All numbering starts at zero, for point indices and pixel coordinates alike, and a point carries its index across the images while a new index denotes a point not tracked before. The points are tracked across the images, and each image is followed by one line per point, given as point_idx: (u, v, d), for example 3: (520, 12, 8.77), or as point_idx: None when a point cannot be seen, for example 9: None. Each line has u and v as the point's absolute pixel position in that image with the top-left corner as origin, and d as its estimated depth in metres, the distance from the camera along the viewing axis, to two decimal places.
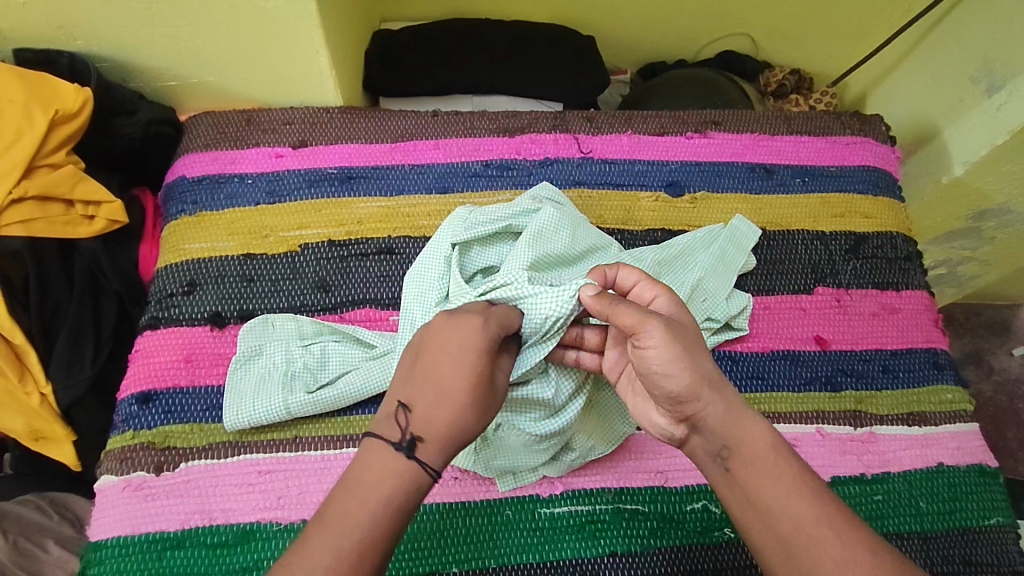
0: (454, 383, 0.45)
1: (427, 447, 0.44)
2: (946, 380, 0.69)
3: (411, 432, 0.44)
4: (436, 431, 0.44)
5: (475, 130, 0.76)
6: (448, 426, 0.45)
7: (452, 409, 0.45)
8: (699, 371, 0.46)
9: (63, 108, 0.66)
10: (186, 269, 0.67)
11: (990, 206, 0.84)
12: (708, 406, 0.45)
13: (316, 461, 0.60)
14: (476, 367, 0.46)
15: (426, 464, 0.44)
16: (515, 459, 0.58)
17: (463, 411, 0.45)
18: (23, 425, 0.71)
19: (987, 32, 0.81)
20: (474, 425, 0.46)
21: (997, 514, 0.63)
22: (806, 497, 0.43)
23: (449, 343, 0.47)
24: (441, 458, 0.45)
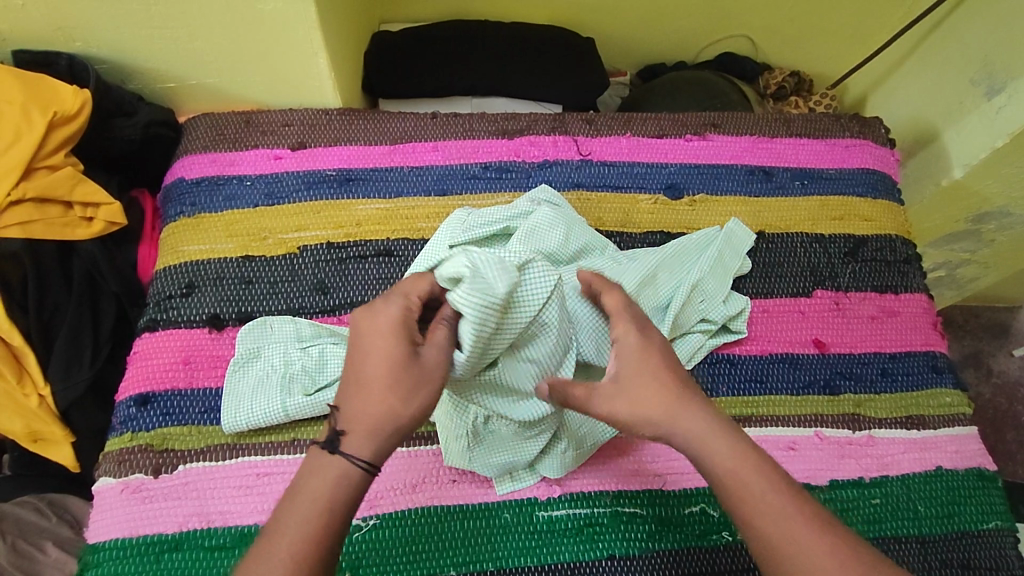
0: (368, 373, 0.47)
1: (351, 438, 0.45)
2: (945, 383, 0.69)
3: (336, 427, 0.46)
4: (360, 421, 0.46)
5: (475, 131, 0.76)
6: (371, 416, 0.46)
7: (371, 398, 0.46)
8: (650, 401, 0.48)
9: (62, 110, 0.66)
10: (185, 270, 0.67)
11: (989, 209, 0.84)
12: (668, 432, 0.48)
13: (273, 468, 0.60)
14: (388, 353, 0.47)
15: (350, 454, 0.45)
16: (511, 453, 0.58)
17: (384, 399, 0.46)
18: (22, 426, 0.71)
19: (988, 34, 0.81)
20: (403, 408, 0.46)
21: (995, 518, 0.63)
22: (773, 512, 0.44)
23: (366, 334, 0.48)
24: (372, 446, 0.46)
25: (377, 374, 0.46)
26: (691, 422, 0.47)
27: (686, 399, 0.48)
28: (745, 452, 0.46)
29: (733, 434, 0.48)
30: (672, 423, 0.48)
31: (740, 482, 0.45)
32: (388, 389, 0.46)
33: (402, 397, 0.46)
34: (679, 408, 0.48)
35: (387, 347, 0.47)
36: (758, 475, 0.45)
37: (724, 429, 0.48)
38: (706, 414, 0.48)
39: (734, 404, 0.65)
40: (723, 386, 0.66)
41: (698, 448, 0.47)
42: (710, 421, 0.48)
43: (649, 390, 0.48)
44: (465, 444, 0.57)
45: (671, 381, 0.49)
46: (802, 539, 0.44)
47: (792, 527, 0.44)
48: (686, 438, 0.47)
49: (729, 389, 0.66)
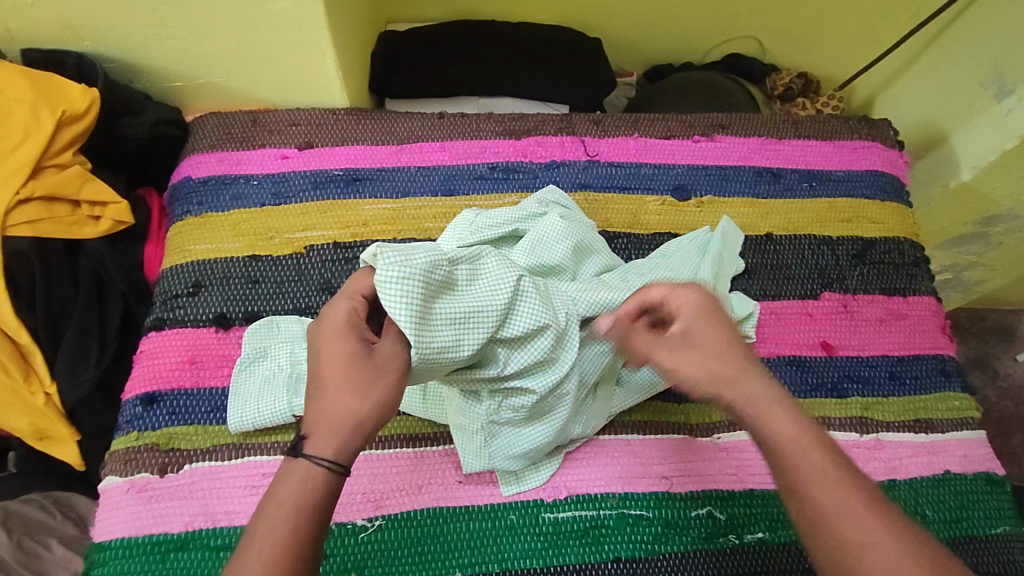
0: (323, 374, 0.46)
1: (313, 440, 0.44)
2: (954, 387, 0.69)
3: (299, 432, 0.45)
4: (320, 423, 0.45)
5: (482, 132, 0.75)
6: (331, 415, 0.45)
7: (330, 397, 0.45)
8: (714, 370, 0.48)
9: (70, 108, 0.66)
10: (191, 269, 0.67)
11: (998, 211, 0.83)
12: (730, 400, 0.47)
13: (256, 468, 0.59)
14: (340, 352, 0.46)
15: (313, 455, 0.43)
16: (531, 434, 0.57)
17: (341, 397, 0.45)
18: (27, 425, 0.70)
19: (998, 36, 0.81)
20: (364, 405, 0.45)
21: (1004, 522, 0.63)
22: (830, 485, 0.42)
23: (319, 336, 0.48)
24: (334, 445, 0.44)
25: (332, 373, 0.46)
26: (753, 389, 0.47)
27: (752, 369, 0.48)
28: (807, 427, 0.45)
29: (794, 407, 0.47)
30: (733, 391, 0.47)
31: (797, 454, 0.44)
32: (345, 386, 0.45)
33: (359, 393, 0.45)
34: (744, 377, 0.47)
35: (339, 348, 0.46)
36: (817, 451, 0.44)
37: (788, 403, 0.47)
38: (767, 387, 0.47)
39: None
40: None
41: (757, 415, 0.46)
42: (769, 393, 0.47)
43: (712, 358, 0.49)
44: (481, 440, 0.58)
45: (740, 352, 0.49)
46: (853, 514, 0.41)
47: (847, 502, 0.42)
48: (745, 406, 0.47)
49: None
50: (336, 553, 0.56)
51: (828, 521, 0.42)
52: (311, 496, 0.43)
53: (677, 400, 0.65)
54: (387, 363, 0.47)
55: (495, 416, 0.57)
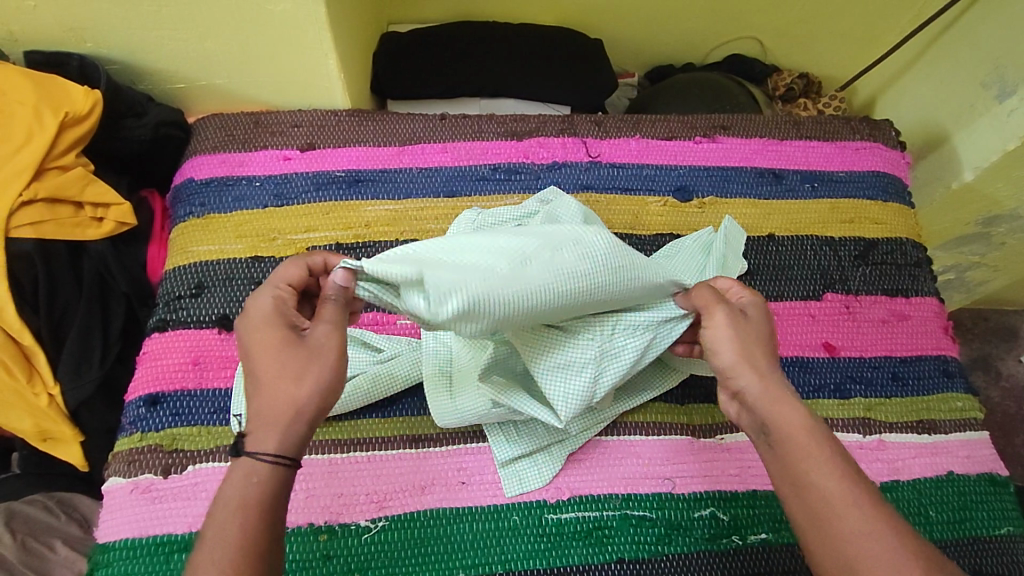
0: (258, 365, 0.46)
1: (255, 437, 0.44)
2: (956, 388, 0.69)
3: (243, 431, 0.45)
4: (261, 417, 0.44)
5: (484, 133, 0.75)
6: (269, 407, 0.44)
7: (267, 390, 0.45)
8: (748, 355, 0.48)
9: (73, 110, 0.67)
10: (194, 271, 0.67)
11: (1000, 212, 0.83)
12: (746, 386, 0.47)
13: None
14: (272, 340, 0.46)
15: (257, 452, 0.43)
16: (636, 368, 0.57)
17: (278, 387, 0.45)
18: (30, 425, 0.71)
19: (999, 37, 0.81)
20: (301, 390, 0.45)
21: (1007, 523, 0.63)
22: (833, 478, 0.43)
23: (247, 329, 0.48)
24: (278, 437, 0.44)
25: (265, 363, 0.46)
26: (773, 384, 0.47)
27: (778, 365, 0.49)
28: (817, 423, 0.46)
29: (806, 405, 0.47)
30: (760, 375, 0.47)
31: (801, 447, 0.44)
32: (278, 373, 0.45)
33: (295, 382, 0.45)
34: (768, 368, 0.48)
35: (270, 336, 0.47)
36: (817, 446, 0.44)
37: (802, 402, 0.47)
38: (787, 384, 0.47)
39: None
40: None
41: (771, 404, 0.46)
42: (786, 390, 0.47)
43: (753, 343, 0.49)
44: (590, 375, 0.55)
45: (774, 347, 0.50)
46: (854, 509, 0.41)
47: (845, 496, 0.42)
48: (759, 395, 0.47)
49: None
50: (338, 554, 0.56)
51: (826, 512, 0.42)
52: (256, 494, 0.42)
53: (679, 400, 0.65)
54: (320, 344, 0.47)
55: (606, 347, 0.56)
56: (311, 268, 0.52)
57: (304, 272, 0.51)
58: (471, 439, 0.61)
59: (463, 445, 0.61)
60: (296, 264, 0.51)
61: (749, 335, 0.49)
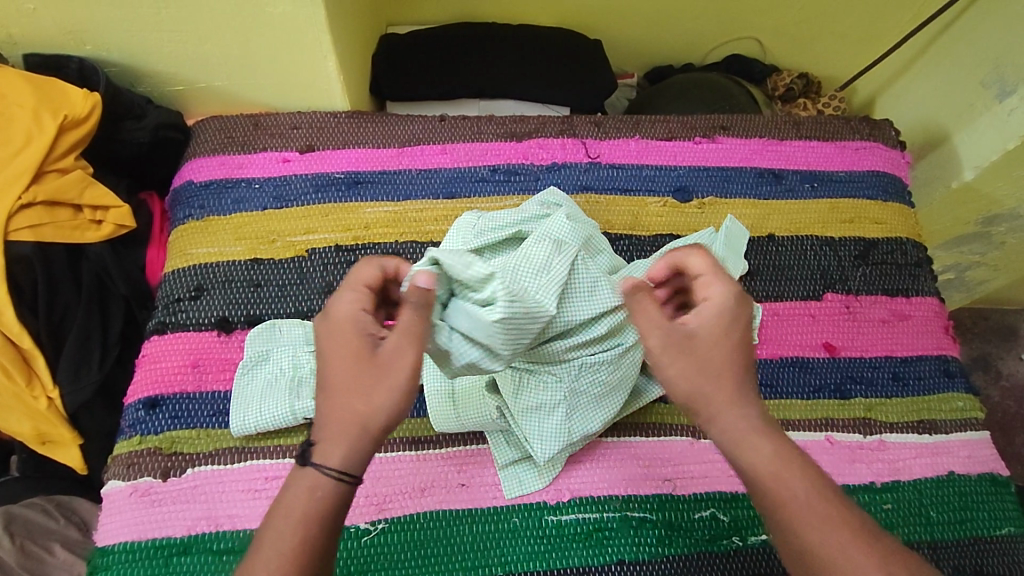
0: (330, 374, 0.45)
1: (321, 448, 0.43)
2: (957, 387, 0.68)
3: (310, 437, 0.44)
4: (329, 428, 0.44)
5: (484, 134, 0.75)
6: (337, 419, 0.44)
7: (338, 403, 0.44)
8: (701, 392, 0.44)
9: (72, 113, 0.67)
10: (193, 274, 0.67)
11: (1000, 211, 0.83)
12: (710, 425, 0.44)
13: (253, 472, 0.59)
14: (347, 350, 0.45)
15: (320, 464, 0.43)
16: (605, 413, 0.59)
17: (349, 399, 0.44)
18: (30, 428, 0.71)
19: (998, 36, 0.81)
20: (373, 407, 0.43)
21: (1008, 524, 0.63)
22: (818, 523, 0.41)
23: (327, 334, 0.46)
24: (342, 451, 0.43)
25: (337, 374, 0.44)
26: (734, 421, 0.44)
27: (743, 389, 0.45)
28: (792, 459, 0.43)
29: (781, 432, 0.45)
30: (719, 411, 0.44)
31: (780, 494, 0.42)
32: (349, 387, 0.44)
33: (364, 397, 0.43)
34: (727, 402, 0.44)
35: (346, 346, 0.45)
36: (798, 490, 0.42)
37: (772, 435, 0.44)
38: (753, 413, 0.44)
39: None
40: None
41: (736, 444, 0.44)
42: (751, 423, 0.44)
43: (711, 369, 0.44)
44: (561, 415, 0.58)
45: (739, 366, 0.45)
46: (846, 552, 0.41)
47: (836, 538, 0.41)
48: (723, 435, 0.44)
49: None
50: (339, 557, 0.56)
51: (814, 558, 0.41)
52: (318, 507, 0.42)
53: None
54: (392, 360, 0.44)
55: (577, 385, 0.58)
56: (392, 269, 0.50)
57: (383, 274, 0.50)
58: (469, 441, 0.61)
59: (463, 448, 0.61)
60: (374, 264, 0.49)
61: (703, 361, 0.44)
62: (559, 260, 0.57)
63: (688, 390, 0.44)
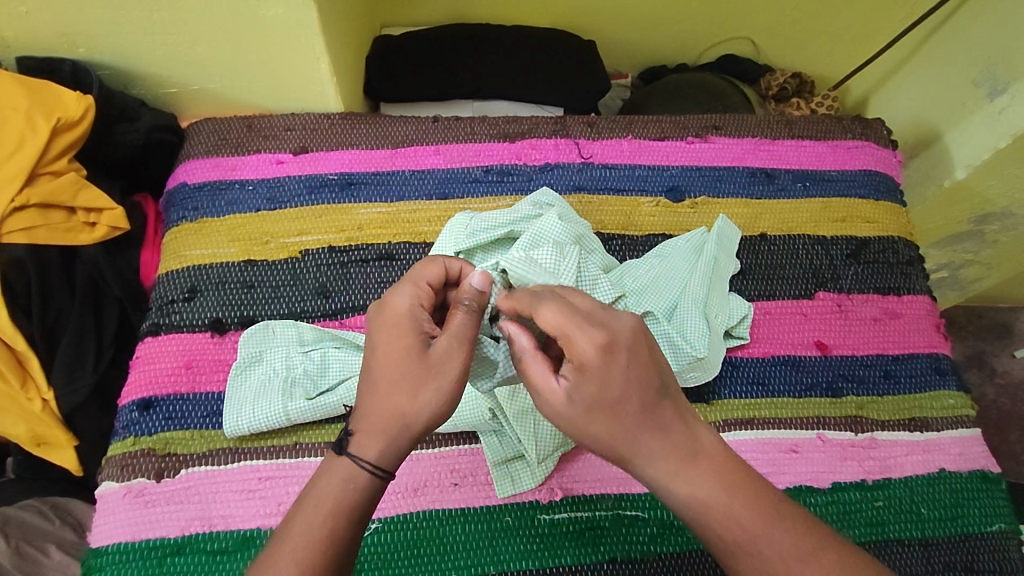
0: (376, 368, 0.45)
1: (358, 440, 0.44)
2: (948, 385, 0.69)
3: (347, 428, 0.45)
4: (368, 421, 0.44)
5: (476, 135, 0.76)
6: (380, 412, 0.44)
7: (381, 397, 0.44)
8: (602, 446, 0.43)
9: (65, 116, 0.67)
10: (187, 275, 0.67)
11: (992, 209, 0.84)
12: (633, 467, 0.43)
13: (252, 471, 0.60)
14: (397, 346, 0.45)
15: (356, 456, 0.43)
16: None
17: (394, 395, 0.44)
18: (25, 431, 0.71)
19: (990, 36, 0.81)
20: (417, 407, 0.44)
21: (999, 520, 0.63)
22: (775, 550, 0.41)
23: (380, 326, 0.46)
24: (379, 447, 0.43)
25: (386, 369, 0.44)
26: (653, 463, 0.42)
27: (645, 431, 0.42)
28: (718, 490, 0.42)
29: (706, 460, 0.43)
30: (630, 458, 0.43)
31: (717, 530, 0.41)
32: (395, 384, 0.44)
33: (409, 395, 0.44)
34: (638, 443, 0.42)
35: (397, 341, 0.45)
36: (732, 517, 0.41)
37: (692, 467, 0.42)
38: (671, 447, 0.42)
39: (738, 407, 0.65)
40: (725, 388, 0.65)
41: (657, 487, 0.43)
42: (672, 461, 0.42)
43: (601, 425, 0.42)
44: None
45: (637, 407, 0.42)
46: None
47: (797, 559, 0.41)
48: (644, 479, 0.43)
49: (732, 392, 0.65)
50: None
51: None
52: (352, 500, 0.42)
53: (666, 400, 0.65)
54: (442, 363, 0.44)
55: None
56: (455, 270, 0.50)
57: (446, 274, 0.50)
58: (462, 441, 0.61)
59: (455, 447, 0.61)
60: (437, 264, 0.49)
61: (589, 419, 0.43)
62: (566, 264, 0.58)
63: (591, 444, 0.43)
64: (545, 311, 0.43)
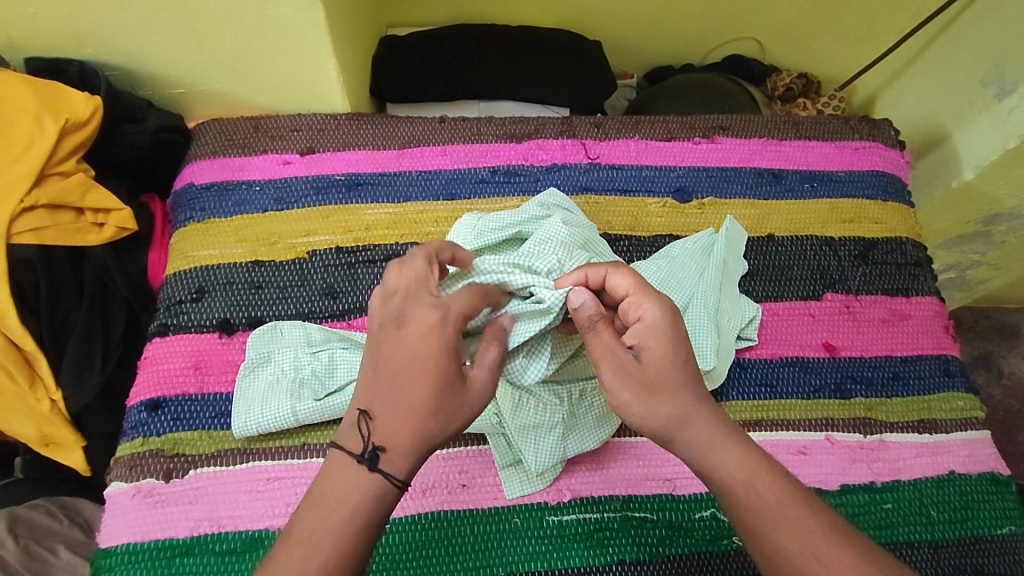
0: (420, 387, 0.44)
1: (392, 458, 0.43)
2: (957, 387, 0.68)
3: (374, 442, 0.43)
4: (403, 441, 0.43)
5: (484, 135, 0.75)
6: (417, 435, 0.43)
7: (420, 421, 0.43)
8: (665, 408, 0.46)
9: (73, 116, 0.67)
10: (194, 276, 0.68)
11: (1000, 210, 0.83)
12: (679, 439, 0.46)
13: (259, 471, 0.60)
14: (441, 373, 0.44)
15: (389, 474, 0.43)
16: (601, 431, 0.60)
17: (432, 420, 0.43)
18: (34, 430, 0.72)
19: (998, 36, 0.81)
20: (445, 432, 0.44)
21: (1009, 523, 0.63)
22: (801, 529, 0.42)
23: (423, 349, 0.44)
24: (409, 465, 0.44)
25: (431, 393, 0.43)
26: (701, 431, 0.46)
27: (698, 407, 0.46)
28: (762, 463, 0.45)
29: (745, 441, 0.46)
30: (680, 430, 0.46)
31: (755, 499, 0.43)
32: (435, 410, 0.44)
33: (449, 421, 0.44)
34: (692, 415, 0.46)
35: (441, 368, 0.44)
36: (772, 486, 0.44)
37: (736, 436, 0.46)
38: (719, 422, 0.46)
39: (746, 408, 0.65)
40: (733, 389, 0.65)
41: (705, 454, 0.45)
42: (717, 431, 0.46)
43: (660, 398, 0.46)
44: (559, 434, 0.59)
45: (687, 379, 0.47)
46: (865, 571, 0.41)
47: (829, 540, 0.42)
48: (692, 447, 0.46)
49: (740, 393, 0.65)
50: None
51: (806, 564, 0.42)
52: (349, 507, 0.42)
53: None
54: (482, 393, 0.46)
55: (574, 408, 0.60)
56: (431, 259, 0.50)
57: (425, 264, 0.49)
58: (471, 442, 0.61)
59: (462, 448, 0.61)
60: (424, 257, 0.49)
61: (657, 382, 0.46)
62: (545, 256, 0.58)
63: (647, 412, 0.46)
64: (618, 276, 0.51)
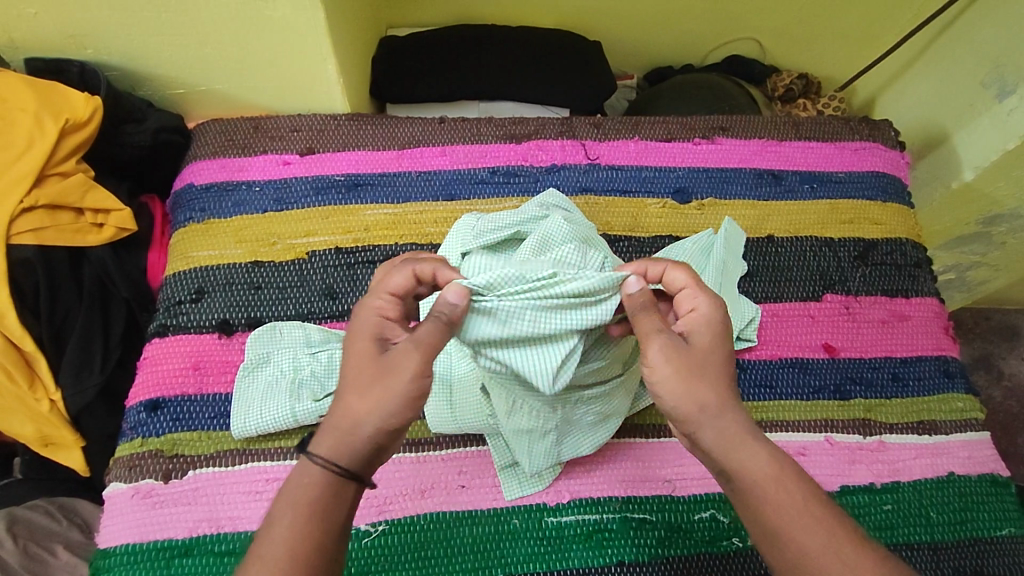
0: (344, 369, 0.47)
1: (317, 440, 0.45)
2: (957, 388, 0.68)
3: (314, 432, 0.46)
4: (328, 421, 0.45)
5: (484, 136, 0.75)
6: (340, 413, 0.45)
7: (340, 401, 0.45)
8: (702, 394, 0.45)
9: (73, 117, 0.67)
10: (193, 277, 0.68)
11: (1001, 211, 0.83)
12: (707, 428, 0.45)
13: (257, 472, 0.60)
14: (358, 350, 0.46)
15: (311, 453, 0.44)
16: (596, 437, 0.59)
17: (348, 396, 0.45)
18: (32, 430, 0.72)
19: (998, 36, 0.80)
20: (361, 406, 0.44)
21: (1009, 524, 0.63)
22: (803, 532, 0.42)
23: (352, 335, 0.48)
24: (332, 443, 0.44)
25: (351, 371, 0.46)
26: (732, 423, 0.45)
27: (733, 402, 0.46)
28: (784, 463, 0.45)
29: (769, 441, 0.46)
30: (711, 420, 0.45)
31: (779, 497, 0.43)
32: (353, 386, 0.45)
33: (362, 394, 0.44)
34: (727, 407, 0.46)
35: (358, 347, 0.47)
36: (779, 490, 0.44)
37: (763, 436, 0.46)
38: (748, 420, 0.46)
39: (746, 409, 0.65)
40: None
41: (731, 448, 0.45)
42: (746, 428, 0.46)
43: (700, 385, 0.45)
44: (553, 439, 0.58)
45: (726, 372, 0.47)
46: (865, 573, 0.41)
47: (832, 544, 0.42)
48: (719, 438, 0.45)
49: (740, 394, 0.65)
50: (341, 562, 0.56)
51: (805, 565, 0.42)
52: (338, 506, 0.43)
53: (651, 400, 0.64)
54: (396, 362, 0.44)
55: (569, 415, 0.57)
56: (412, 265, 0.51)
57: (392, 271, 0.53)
58: (470, 442, 0.61)
59: (461, 449, 0.61)
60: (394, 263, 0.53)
61: (699, 370, 0.46)
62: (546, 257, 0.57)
63: (685, 395, 0.45)
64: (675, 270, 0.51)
